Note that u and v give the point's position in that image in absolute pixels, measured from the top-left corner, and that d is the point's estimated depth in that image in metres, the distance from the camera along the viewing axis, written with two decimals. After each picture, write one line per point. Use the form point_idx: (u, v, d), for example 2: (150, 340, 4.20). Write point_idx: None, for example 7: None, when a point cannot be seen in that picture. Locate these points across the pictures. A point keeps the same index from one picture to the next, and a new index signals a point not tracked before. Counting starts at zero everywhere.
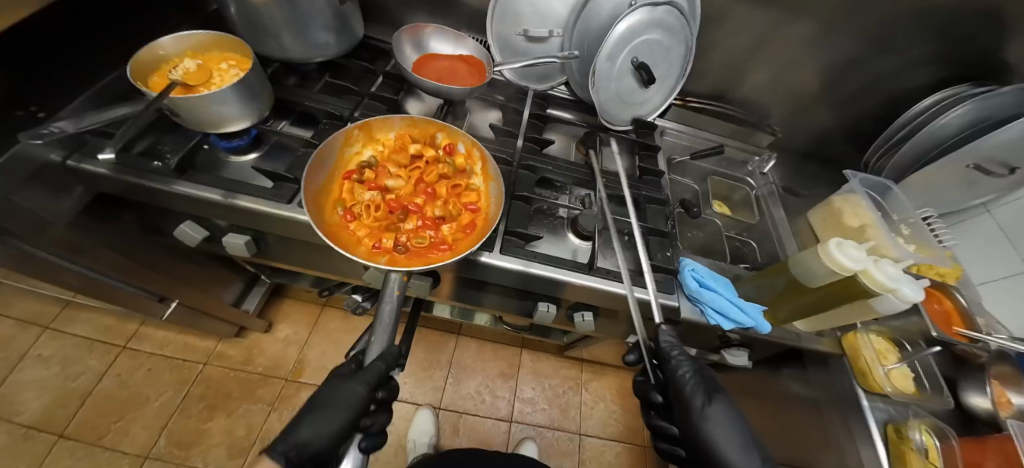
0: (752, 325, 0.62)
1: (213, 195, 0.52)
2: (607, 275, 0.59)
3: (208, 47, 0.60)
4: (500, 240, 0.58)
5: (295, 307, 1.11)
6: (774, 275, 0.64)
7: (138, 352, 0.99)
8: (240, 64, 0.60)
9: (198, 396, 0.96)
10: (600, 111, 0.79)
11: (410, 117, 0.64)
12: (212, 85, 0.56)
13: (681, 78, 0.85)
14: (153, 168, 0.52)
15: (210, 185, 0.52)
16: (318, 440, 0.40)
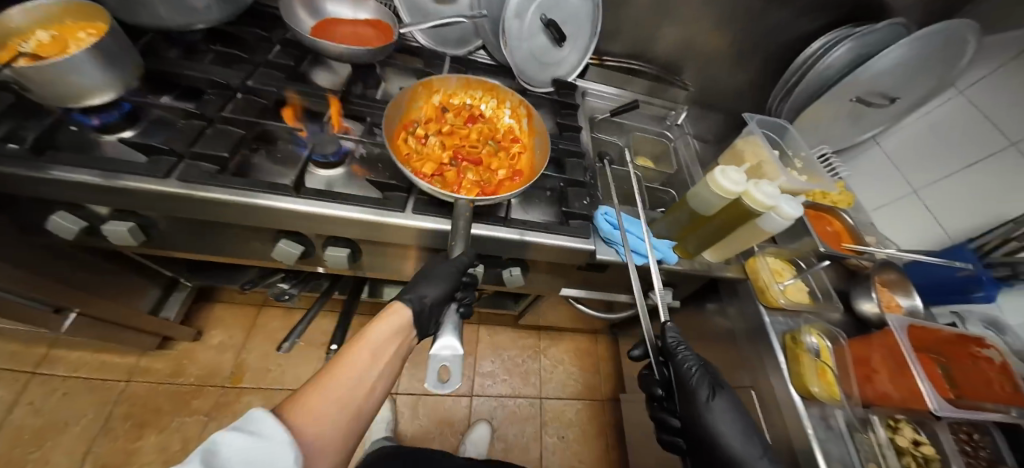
0: (662, 258, 0.66)
1: (86, 177, 0.47)
2: (524, 225, 0.62)
3: (63, 16, 0.54)
4: (412, 200, 0.58)
5: (228, 311, 1.07)
6: (677, 211, 0.69)
7: (50, 377, 0.90)
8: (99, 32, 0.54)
9: (123, 416, 0.89)
10: (516, 71, 0.79)
11: (466, 76, 0.73)
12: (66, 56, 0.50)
13: (594, 37, 0.88)
14: (5, 150, 0.46)
15: (75, 166, 0.47)
16: (431, 295, 0.54)
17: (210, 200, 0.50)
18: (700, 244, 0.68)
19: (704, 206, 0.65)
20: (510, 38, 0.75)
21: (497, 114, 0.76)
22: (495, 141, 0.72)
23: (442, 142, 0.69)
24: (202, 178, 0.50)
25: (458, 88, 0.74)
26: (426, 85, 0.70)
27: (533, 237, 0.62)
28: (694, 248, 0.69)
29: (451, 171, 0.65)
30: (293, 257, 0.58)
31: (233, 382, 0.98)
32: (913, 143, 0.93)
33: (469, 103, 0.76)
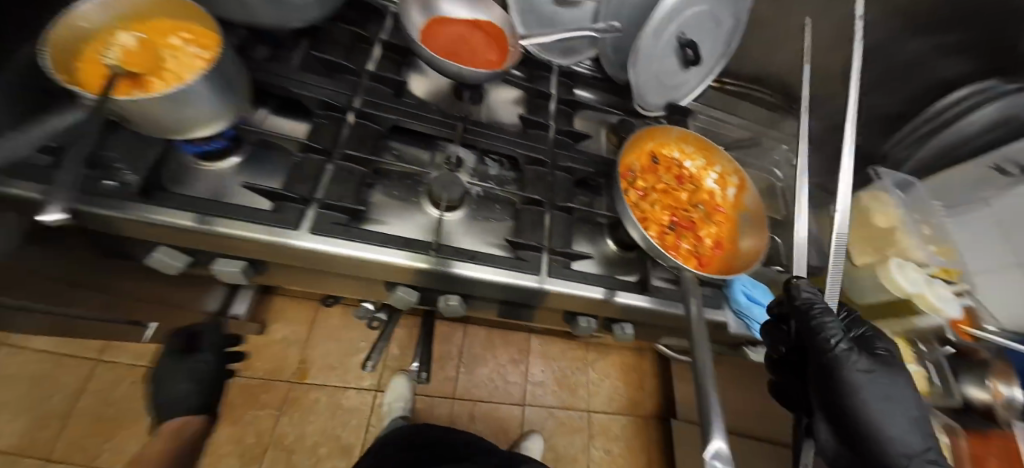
0: None
1: (187, 222, 0.43)
2: (665, 296, 0.57)
3: (149, 12, 0.44)
4: (546, 260, 0.54)
5: (289, 305, 1.09)
6: None
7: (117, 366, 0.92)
8: (200, 40, 0.45)
9: None
10: (636, 94, 0.70)
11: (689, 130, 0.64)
12: (165, 74, 0.42)
13: (724, 58, 0.78)
14: (108, 190, 0.40)
15: (182, 209, 0.43)
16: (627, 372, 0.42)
17: (338, 253, 0.47)
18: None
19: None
20: (641, 57, 0.66)
21: (703, 176, 0.66)
22: (707, 207, 0.63)
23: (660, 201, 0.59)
24: (335, 231, 0.47)
25: (675, 141, 0.65)
26: (649, 132, 0.62)
27: (664, 305, 0.56)
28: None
29: (669, 235, 0.57)
30: (410, 302, 0.56)
31: (300, 377, 1.02)
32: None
33: (677, 156, 0.66)
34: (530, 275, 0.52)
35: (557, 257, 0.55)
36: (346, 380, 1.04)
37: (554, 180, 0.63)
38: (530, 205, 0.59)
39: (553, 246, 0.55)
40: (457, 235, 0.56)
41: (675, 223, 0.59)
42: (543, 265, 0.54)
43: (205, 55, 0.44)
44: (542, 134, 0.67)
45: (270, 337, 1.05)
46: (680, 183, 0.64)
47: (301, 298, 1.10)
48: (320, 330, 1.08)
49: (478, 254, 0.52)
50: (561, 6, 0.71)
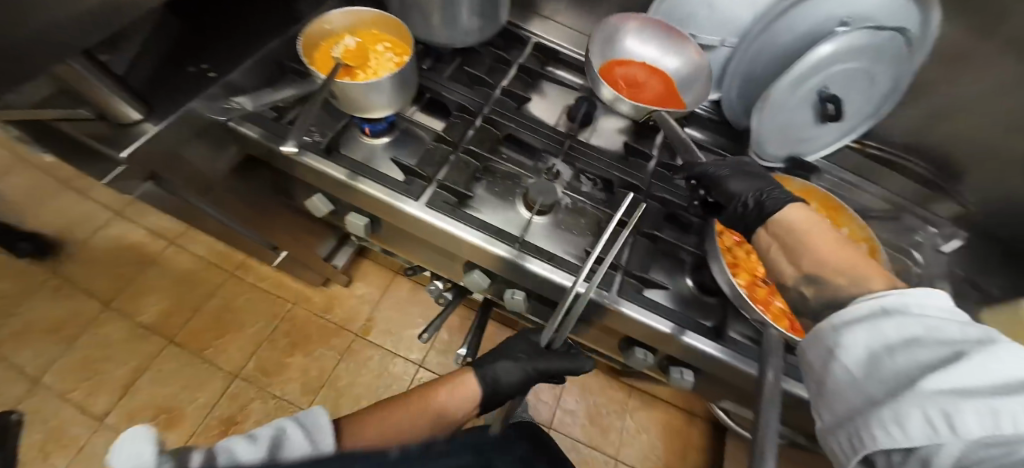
0: None
1: (339, 175, 0.55)
2: (739, 350, 0.53)
3: (369, 25, 0.56)
4: (619, 280, 0.56)
5: (374, 269, 1.24)
6: None
7: (243, 280, 1.17)
8: (398, 54, 0.55)
9: (284, 332, 1.14)
10: (754, 141, 0.70)
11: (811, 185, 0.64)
12: (367, 69, 0.53)
13: (871, 120, 0.71)
14: (303, 143, 0.55)
15: (340, 163, 0.55)
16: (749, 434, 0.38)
17: (437, 227, 0.55)
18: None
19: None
20: (772, 102, 0.64)
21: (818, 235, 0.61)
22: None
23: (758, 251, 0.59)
24: (443, 209, 0.55)
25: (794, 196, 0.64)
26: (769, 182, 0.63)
27: (733, 357, 0.53)
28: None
29: (761, 288, 0.55)
30: (479, 286, 0.64)
31: (364, 334, 1.16)
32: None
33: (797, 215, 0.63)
34: (602, 291, 0.54)
35: (632, 280, 0.56)
36: (400, 349, 1.16)
37: (645, 208, 0.64)
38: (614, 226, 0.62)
39: (628, 269, 0.57)
40: (535, 235, 0.62)
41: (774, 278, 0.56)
42: (613, 284, 0.55)
43: (398, 61, 0.54)
44: (643, 163, 0.69)
45: (353, 292, 1.21)
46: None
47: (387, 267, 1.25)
48: (392, 298, 1.22)
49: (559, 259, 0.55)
50: (690, 48, 0.74)
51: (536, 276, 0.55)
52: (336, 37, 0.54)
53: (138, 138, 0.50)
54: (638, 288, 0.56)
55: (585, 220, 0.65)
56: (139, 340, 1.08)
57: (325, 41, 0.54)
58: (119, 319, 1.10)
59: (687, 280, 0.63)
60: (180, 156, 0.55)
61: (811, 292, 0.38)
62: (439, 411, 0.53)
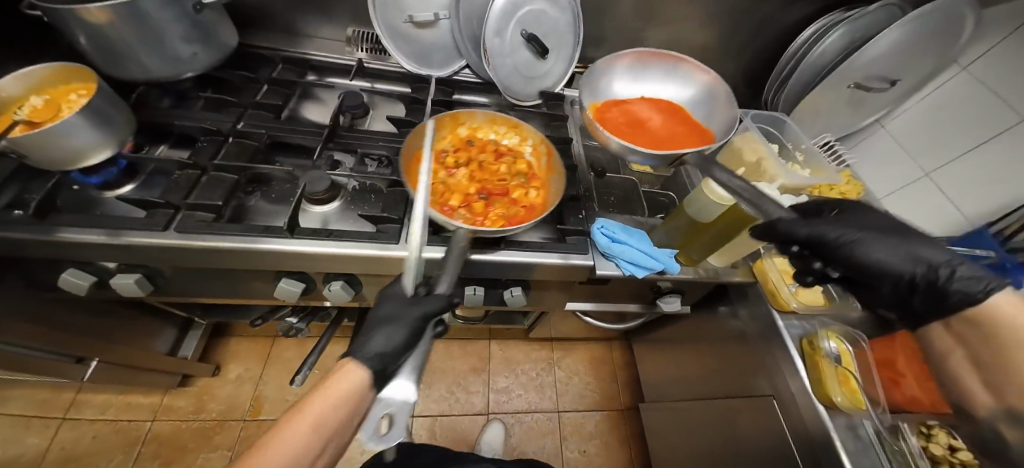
0: (663, 269, 0.66)
1: (93, 236, 0.56)
2: (520, 246, 0.65)
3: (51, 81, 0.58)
4: (406, 230, 0.64)
5: (242, 345, 1.16)
6: (678, 217, 0.68)
7: (78, 421, 0.99)
8: (88, 92, 0.58)
9: (151, 454, 0.98)
10: (501, 86, 0.84)
11: (491, 111, 0.74)
12: (59, 119, 0.56)
13: (576, 44, 0.91)
14: (13, 218, 0.54)
15: (92, 226, 0.57)
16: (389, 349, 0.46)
17: (211, 247, 0.58)
18: (704, 252, 0.69)
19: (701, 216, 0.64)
20: (491, 53, 0.79)
21: (519, 149, 0.76)
22: (524, 176, 0.72)
23: (470, 174, 0.71)
24: (200, 227, 0.58)
25: (485, 123, 0.76)
26: (452, 118, 0.73)
27: (511, 254, 0.64)
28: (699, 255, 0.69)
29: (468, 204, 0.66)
30: (295, 293, 0.68)
31: (253, 413, 1.06)
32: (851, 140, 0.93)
33: (493, 137, 0.77)
34: (390, 244, 0.62)
35: (416, 226, 0.64)
36: (301, 409, 1.08)
37: None
38: (397, 187, 0.68)
39: (411, 218, 0.65)
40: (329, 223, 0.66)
41: (486, 192, 0.69)
42: (402, 234, 0.64)
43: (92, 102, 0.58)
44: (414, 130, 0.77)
45: (225, 378, 1.11)
46: (498, 158, 0.73)
47: (259, 337, 1.18)
48: (274, 365, 1.14)
49: (341, 233, 0.62)
50: (419, 28, 0.83)
51: (325, 256, 0.61)
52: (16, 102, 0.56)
53: None
54: (426, 230, 0.65)
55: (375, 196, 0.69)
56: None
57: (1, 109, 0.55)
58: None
59: (485, 215, 0.72)
60: None
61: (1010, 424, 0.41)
62: (344, 394, 0.42)
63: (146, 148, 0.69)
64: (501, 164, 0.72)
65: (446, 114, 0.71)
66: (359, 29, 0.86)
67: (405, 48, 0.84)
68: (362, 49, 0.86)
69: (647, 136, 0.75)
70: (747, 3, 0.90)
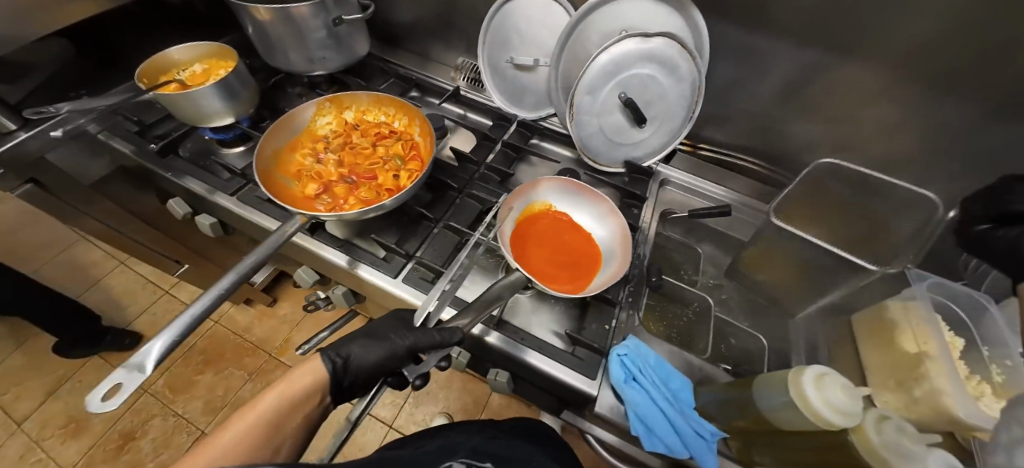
0: (688, 456, 0.51)
1: (189, 183, 0.69)
2: (514, 335, 0.59)
3: (213, 54, 0.73)
4: (408, 268, 0.63)
5: (297, 291, 1.26)
6: (741, 390, 0.52)
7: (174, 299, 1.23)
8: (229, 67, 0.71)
9: (200, 349, 1.15)
10: (580, 146, 0.75)
11: (377, 93, 0.71)
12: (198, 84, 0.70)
13: (687, 121, 0.75)
14: (146, 149, 0.71)
15: (192, 176, 0.70)
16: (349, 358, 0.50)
17: (260, 224, 0.67)
18: (766, 457, 0.49)
19: (781, 415, 0.45)
20: (577, 111, 0.71)
21: (408, 133, 0.72)
22: (404, 159, 0.68)
23: (339, 160, 0.67)
24: (252, 201, 0.68)
25: (373, 105, 0.72)
26: (333, 102, 0.69)
27: (499, 339, 0.58)
28: (763, 459, 0.49)
29: (342, 188, 0.64)
30: (310, 282, 0.73)
31: (278, 354, 1.16)
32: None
33: (384, 120, 0.73)
34: (387, 276, 0.62)
35: (418, 267, 0.63)
36: None
37: (462, 204, 0.71)
38: (423, 220, 0.69)
39: (418, 257, 0.64)
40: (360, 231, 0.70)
41: (354, 176, 0.66)
42: (403, 271, 0.63)
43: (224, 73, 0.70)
44: (472, 166, 0.75)
45: (273, 312, 1.23)
46: (378, 141, 0.70)
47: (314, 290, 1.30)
48: (311, 319, 1.22)
49: (354, 249, 0.65)
50: (518, 70, 0.80)
51: (338, 268, 0.65)
52: (183, 65, 0.72)
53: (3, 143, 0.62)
54: (427, 276, 0.63)
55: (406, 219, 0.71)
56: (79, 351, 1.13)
57: (173, 67, 0.72)
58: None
59: (500, 274, 0.66)
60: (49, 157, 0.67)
61: None
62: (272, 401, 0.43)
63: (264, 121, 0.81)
64: (380, 150, 0.69)
65: (326, 99, 0.68)
66: (468, 59, 0.89)
67: (501, 85, 0.83)
68: (464, 77, 0.89)
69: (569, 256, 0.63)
70: (988, 133, 0.59)
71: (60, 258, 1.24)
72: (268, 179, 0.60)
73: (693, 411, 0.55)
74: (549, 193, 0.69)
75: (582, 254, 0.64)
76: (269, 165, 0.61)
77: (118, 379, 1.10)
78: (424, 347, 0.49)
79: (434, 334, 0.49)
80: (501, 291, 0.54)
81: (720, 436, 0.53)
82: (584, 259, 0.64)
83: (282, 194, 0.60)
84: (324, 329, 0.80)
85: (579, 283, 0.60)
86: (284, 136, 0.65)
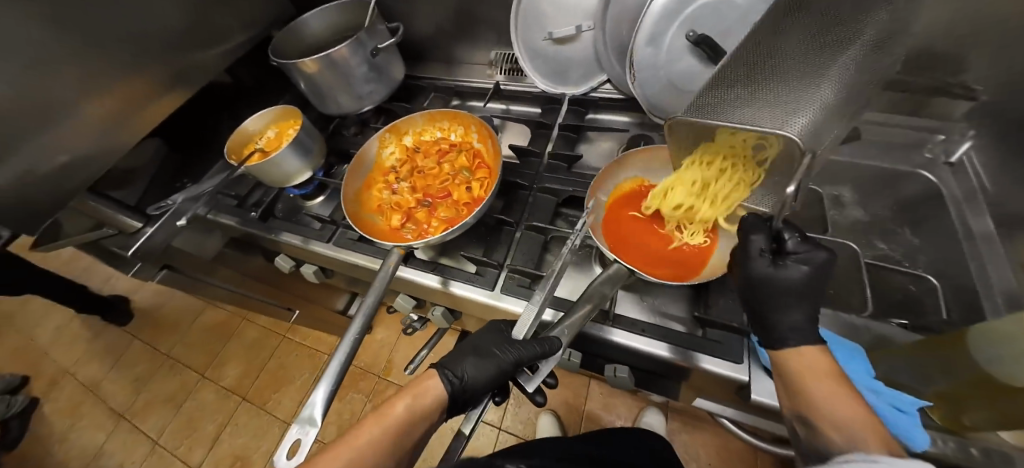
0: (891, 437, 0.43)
1: (292, 239, 0.75)
2: (632, 327, 0.55)
3: (280, 117, 0.79)
4: (504, 277, 0.63)
5: (388, 314, 1.33)
6: (943, 352, 0.43)
7: (290, 341, 1.37)
8: (298, 125, 0.77)
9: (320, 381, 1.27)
10: (647, 107, 0.68)
11: (429, 111, 0.72)
12: (276, 148, 0.76)
13: None
14: (249, 218, 0.78)
15: (293, 232, 0.76)
16: (474, 377, 0.51)
17: (361, 264, 0.70)
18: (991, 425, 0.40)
19: (1004, 370, 0.37)
20: (640, 69, 0.63)
21: (468, 142, 0.72)
22: (471, 168, 0.69)
23: (412, 185, 0.70)
24: (347, 243, 0.72)
25: (428, 125, 0.74)
26: (392, 131, 0.72)
27: (616, 334, 0.55)
28: (979, 424, 0.41)
29: (422, 213, 0.67)
30: (409, 308, 0.76)
31: (385, 375, 1.24)
32: (860, 413, 0.34)
33: (441, 136, 0.75)
34: (484, 289, 0.63)
35: (514, 275, 0.62)
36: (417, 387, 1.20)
37: (537, 202, 0.68)
38: (504, 227, 0.67)
39: (511, 265, 0.63)
40: (450, 249, 0.71)
41: (430, 198, 0.69)
42: (499, 281, 0.63)
43: (296, 132, 0.76)
44: (536, 159, 0.72)
45: (373, 337, 1.31)
46: (442, 158, 0.72)
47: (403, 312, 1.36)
48: (407, 339, 1.29)
49: (446, 268, 0.66)
50: (560, 44, 0.73)
51: (434, 289, 0.66)
52: (258, 133, 0.79)
53: (137, 240, 0.70)
54: (523, 282, 0.62)
55: (486, 229, 0.70)
56: (225, 400, 1.29)
57: (251, 137, 0.79)
58: (210, 384, 1.33)
59: (596, 268, 0.64)
60: (172, 244, 0.76)
61: (805, 430, 0.38)
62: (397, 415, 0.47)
63: (335, 167, 0.85)
64: (446, 166, 0.71)
65: (385, 130, 0.71)
66: (502, 51, 0.84)
67: (543, 67, 0.77)
68: (501, 71, 0.85)
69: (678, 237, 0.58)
70: None
71: (197, 325, 1.43)
72: (357, 220, 0.65)
73: (877, 382, 0.46)
74: (635, 169, 0.66)
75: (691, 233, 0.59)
76: (355, 207, 0.66)
77: (264, 417, 1.25)
78: (527, 359, 0.49)
79: (536, 346, 0.49)
80: (603, 287, 0.51)
81: (923, 405, 0.44)
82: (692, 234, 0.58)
83: (374, 231, 0.65)
84: (425, 349, 0.81)
85: (692, 269, 0.54)
86: (359, 176, 0.69)
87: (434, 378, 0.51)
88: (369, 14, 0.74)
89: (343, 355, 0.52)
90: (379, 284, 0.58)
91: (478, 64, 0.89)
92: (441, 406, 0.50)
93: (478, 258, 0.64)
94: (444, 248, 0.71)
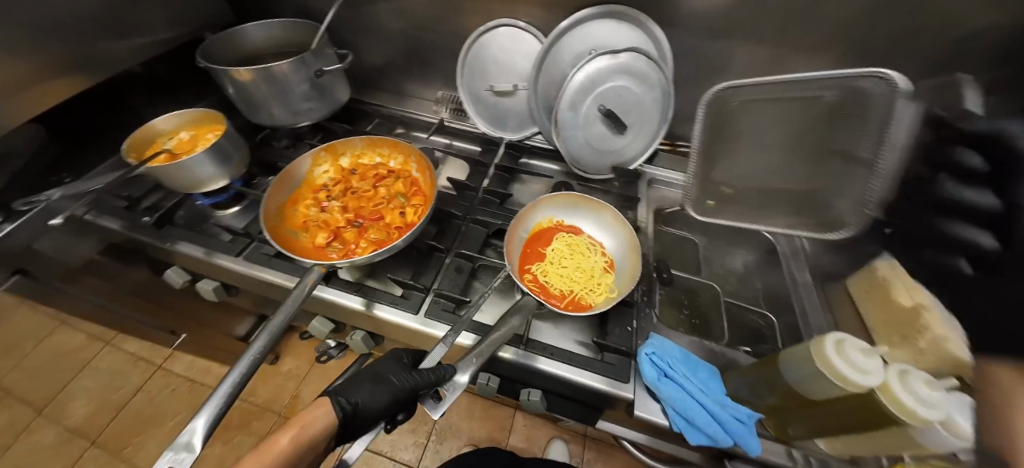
0: (735, 444, 0.53)
1: (191, 250, 0.68)
2: (541, 350, 0.61)
3: (200, 119, 0.74)
4: (429, 301, 0.65)
5: (299, 342, 1.22)
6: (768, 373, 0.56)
7: (169, 372, 1.17)
8: (221, 131, 0.73)
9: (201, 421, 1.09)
10: (569, 159, 0.77)
11: (369, 136, 0.74)
12: (190, 152, 0.70)
13: (664, 123, 0.77)
14: (142, 224, 0.70)
15: (194, 242, 0.69)
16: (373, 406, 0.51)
17: (271, 282, 0.66)
18: (805, 431, 0.53)
19: (807, 386, 0.50)
20: (562, 128, 0.73)
21: (406, 170, 0.75)
22: (405, 194, 0.72)
23: (344, 205, 0.70)
24: (259, 259, 0.68)
25: (367, 149, 0.75)
26: (328, 151, 0.72)
27: (525, 355, 0.60)
28: (798, 432, 0.54)
29: (351, 233, 0.67)
30: (325, 332, 0.73)
31: (287, 412, 1.11)
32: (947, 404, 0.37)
33: (379, 161, 0.76)
34: (408, 312, 0.64)
35: (439, 300, 0.65)
36: None
37: (469, 232, 0.72)
38: (434, 253, 0.70)
39: (438, 289, 0.65)
40: (376, 272, 0.71)
41: (361, 220, 0.69)
42: (423, 306, 0.65)
43: (217, 137, 0.72)
44: (471, 193, 0.77)
45: (277, 368, 1.18)
46: (378, 182, 0.73)
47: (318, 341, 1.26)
48: (318, 370, 1.18)
49: (368, 290, 0.66)
50: (499, 96, 0.82)
51: (355, 310, 0.65)
52: (170, 133, 0.73)
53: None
54: (447, 306, 0.64)
55: (416, 255, 0.72)
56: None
57: (159, 136, 0.72)
58: None
59: (518, 297, 0.69)
60: (30, 246, 0.64)
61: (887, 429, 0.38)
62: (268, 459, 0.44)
63: (257, 178, 0.81)
64: (381, 190, 0.72)
65: (321, 149, 0.71)
66: (448, 91, 0.90)
67: (483, 112, 0.85)
68: (446, 109, 0.91)
69: (584, 275, 0.67)
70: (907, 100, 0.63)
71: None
72: (277, 236, 0.62)
73: (728, 398, 0.57)
74: (553, 210, 0.74)
75: (598, 272, 0.68)
76: (277, 221, 0.64)
77: None
78: (421, 387, 0.51)
79: (432, 374, 0.52)
80: (514, 319, 0.56)
81: (756, 416, 0.55)
82: (596, 272, 0.68)
83: (294, 248, 0.63)
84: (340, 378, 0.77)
85: (587, 302, 0.64)
86: (286, 191, 0.68)
87: (324, 407, 0.49)
88: (318, 38, 0.76)
89: (233, 379, 0.48)
90: (288, 303, 0.56)
91: (424, 100, 0.94)
92: (329, 437, 0.48)
93: (405, 281, 0.65)
94: (369, 270, 0.71)
